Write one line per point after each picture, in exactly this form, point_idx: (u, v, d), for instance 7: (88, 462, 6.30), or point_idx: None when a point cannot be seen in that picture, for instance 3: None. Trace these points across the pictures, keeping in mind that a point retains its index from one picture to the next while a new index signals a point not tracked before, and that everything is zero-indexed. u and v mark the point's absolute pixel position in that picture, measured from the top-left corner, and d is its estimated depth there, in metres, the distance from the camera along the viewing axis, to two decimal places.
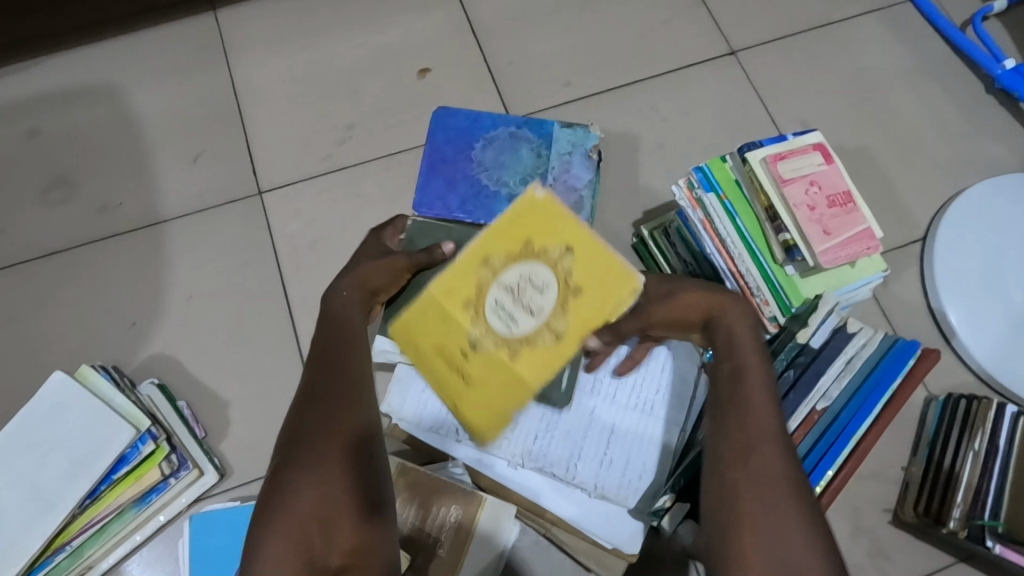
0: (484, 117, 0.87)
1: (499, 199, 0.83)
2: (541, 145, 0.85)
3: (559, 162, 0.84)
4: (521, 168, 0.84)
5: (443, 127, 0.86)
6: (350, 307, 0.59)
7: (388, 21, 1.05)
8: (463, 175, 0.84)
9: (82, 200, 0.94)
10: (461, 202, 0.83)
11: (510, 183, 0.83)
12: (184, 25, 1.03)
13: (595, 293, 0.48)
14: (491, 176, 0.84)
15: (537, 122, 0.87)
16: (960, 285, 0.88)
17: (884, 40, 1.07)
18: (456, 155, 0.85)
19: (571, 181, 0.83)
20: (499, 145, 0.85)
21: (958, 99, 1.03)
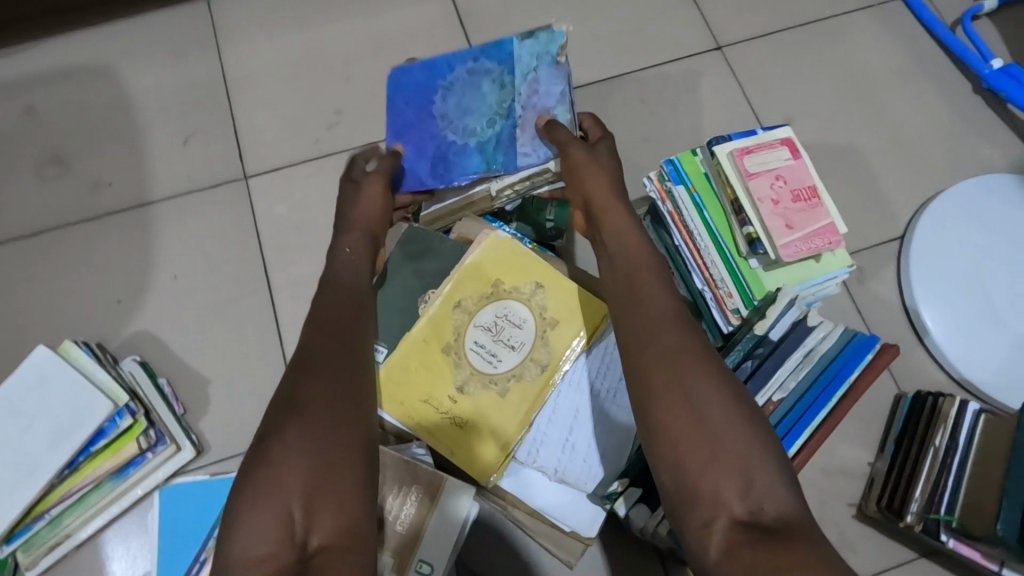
0: (438, 66, 0.77)
1: (472, 149, 0.73)
2: (503, 72, 0.75)
3: (526, 86, 0.73)
4: (485, 109, 0.74)
5: (400, 91, 0.78)
6: (358, 266, 0.69)
7: (378, 10, 1.06)
8: (431, 133, 0.75)
9: (75, 179, 0.96)
10: (433, 166, 0.74)
11: (480, 130, 0.73)
12: (178, 10, 1.05)
13: (562, 318, 0.69)
14: (461, 127, 0.74)
15: (495, 46, 0.76)
16: (939, 283, 0.88)
17: (874, 38, 1.06)
18: (420, 116, 0.77)
19: (542, 103, 0.72)
20: (461, 90, 0.76)
21: (945, 99, 1.03)
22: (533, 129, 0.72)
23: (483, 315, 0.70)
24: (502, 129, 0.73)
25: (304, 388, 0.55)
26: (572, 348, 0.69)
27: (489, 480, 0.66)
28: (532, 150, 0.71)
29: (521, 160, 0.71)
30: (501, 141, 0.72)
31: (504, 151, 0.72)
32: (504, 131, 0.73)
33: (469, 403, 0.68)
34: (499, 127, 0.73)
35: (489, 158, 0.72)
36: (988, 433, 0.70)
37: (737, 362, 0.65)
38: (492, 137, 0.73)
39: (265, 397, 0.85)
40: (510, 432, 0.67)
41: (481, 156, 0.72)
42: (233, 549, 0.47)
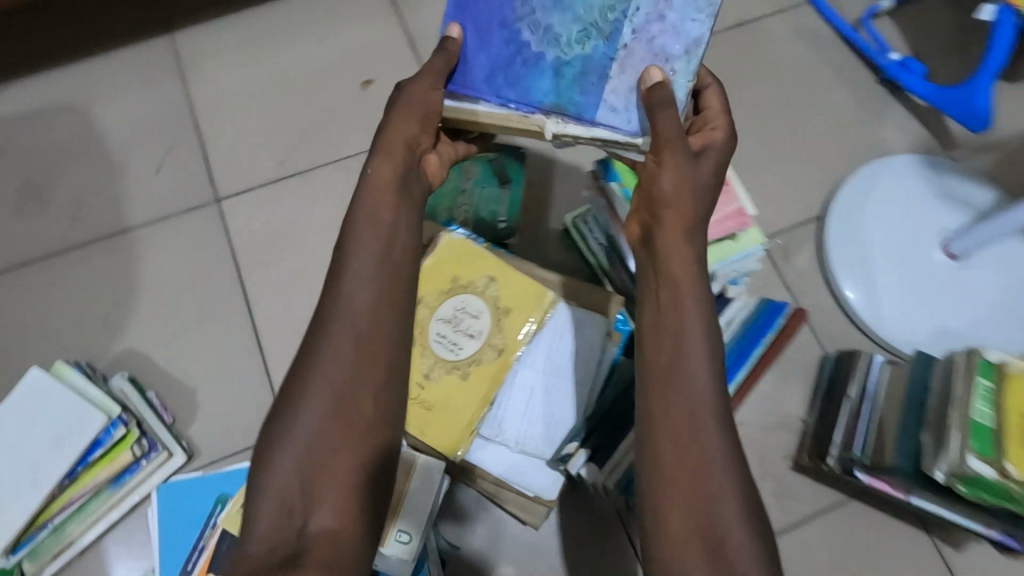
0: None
1: (547, 68, 0.59)
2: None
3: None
4: (584, 10, 0.58)
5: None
6: (383, 190, 0.56)
7: (333, 37, 1.13)
8: (498, 13, 0.59)
9: (54, 211, 1.01)
10: (492, 72, 0.60)
11: (567, 40, 0.59)
12: (145, 46, 1.11)
13: (514, 306, 0.77)
14: (543, 23, 0.59)
15: None
16: (853, 255, 0.99)
17: (788, 39, 1.17)
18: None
19: (661, 44, 0.57)
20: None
21: (853, 90, 1.14)
22: (634, 70, 0.58)
23: (445, 309, 0.78)
24: (597, 57, 0.58)
25: (316, 371, 0.51)
26: (525, 330, 0.77)
27: (457, 455, 0.74)
28: (622, 101, 0.58)
29: (602, 113, 0.58)
30: (587, 73, 0.58)
31: (588, 91, 0.58)
32: (597, 59, 0.58)
33: (436, 388, 0.75)
34: (590, 49, 0.58)
35: (561, 90, 0.59)
36: (891, 381, 0.80)
37: None
38: (577, 62, 0.58)
39: (248, 401, 0.92)
40: (474, 410, 0.75)
41: (554, 83, 0.59)
42: (248, 527, 0.47)
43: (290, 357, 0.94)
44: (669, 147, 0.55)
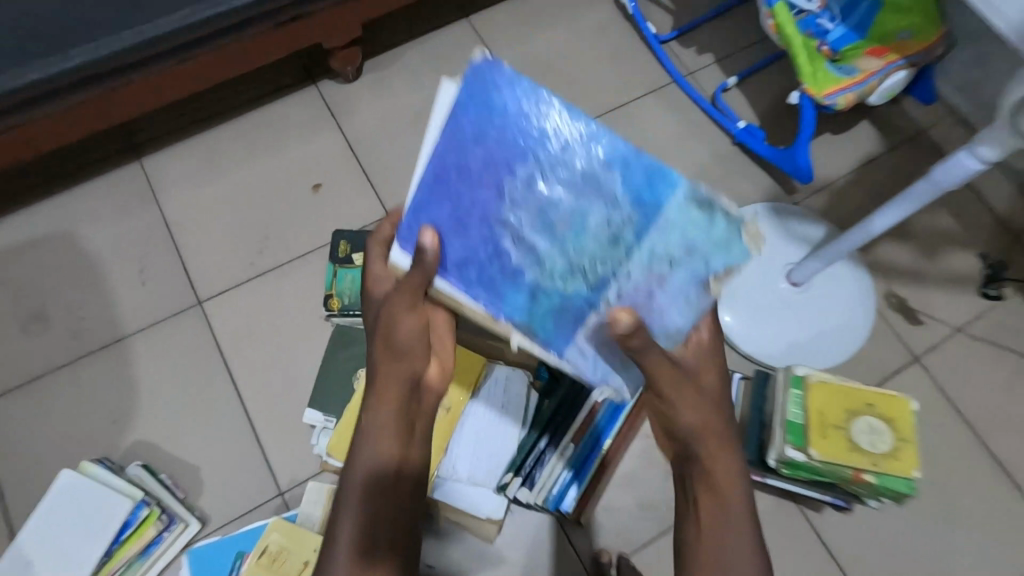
0: (551, 106, 0.53)
1: (525, 292, 0.60)
2: (633, 225, 0.55)
3: (649, 275, 0.57)
4: (576, 254, 0.57)
5: (475, 91, 0.54)
6: (389, 388, 0.67)
7: (283, 149, 1.34)
8: (481, 206, 0.57)
9: (55, 328, 1.18)
10: (465, 273, 0.60)
11: (548, 267, 0.58)
12: (117, 173, 1.29)
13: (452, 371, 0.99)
14: (528, 242, 0.57)
15: (652, 179, 0.54)
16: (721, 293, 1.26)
17: (658, 115, 1.44)
18: (484, 183, 0.56)
19: (646, 301, 0.58)
20: (563, 192, 0.55)
21: (715, 152, 1.41)
22: (612, 320, 0.60)
23: None
24: (575, 299, 0.59)
25: (340, 531, 0.65)
26: (463, 389, 0.99)
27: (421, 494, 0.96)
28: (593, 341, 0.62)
29: (573, 346, 0.62)
30: (562, 309, 0.60)
31: (558, 325, 0.61)
32: (575, 301, 0.59)
33: None
34: (576, 290, 0.58)
35: (534, 317, 0.60)
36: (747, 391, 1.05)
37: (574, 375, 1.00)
38: (557, 296, 0.59)
39: (246, 471, 1.10)
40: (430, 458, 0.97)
41: (526, 306, 0.60)
42: None
43: (277, 429, 1.13)
44: (674, 389, 0.64)
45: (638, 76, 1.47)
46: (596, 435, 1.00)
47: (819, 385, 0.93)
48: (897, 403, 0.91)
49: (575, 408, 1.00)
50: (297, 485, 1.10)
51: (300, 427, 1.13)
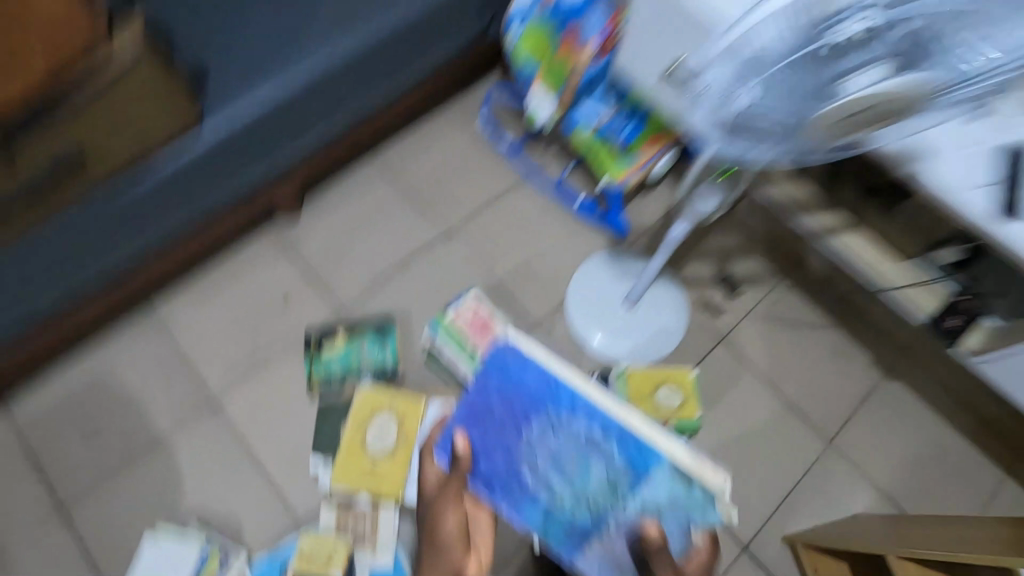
0: (558, 390, 1.06)
1: (548, 511, 1.05)
2: (627, 480, 1.00)
3: (634, 514, 0.99)
4: (586, 493, 1.03)
5: (504, 368, 1.10)
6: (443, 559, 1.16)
7: (253, 274, 1.80)
8: (512, 447, 1.09)
9: (109, 440, 1.60)
10: (500, 485, 1.10)
11: (561, 493, 1.05)
12: (130, 316, 1.72)
13: (407, 412, 1.52)
14: (546, 473, 1.06)
15: (637, 454, 0.99)
16: (586, 316, 1.82)
17: (523, 200, 1.99)
18: (515, 426, 1.09)
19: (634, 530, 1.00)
20: (572, 446, 1.04)
21: (565, 219, 1.97)
22: (613, 541, 1.02)
23: (372, 425, 1.50)
24: (582, 521, 1.03)
25: None
26: (415, 422, 1.51)
27: (400, 494, 1.46)
28: (598, 553, 1.03)
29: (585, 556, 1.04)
30: (572, 525, 1.04)
31: (568, 539, 1.04)
32: (582, 521, 1.03)
33: (380, 467, 1.48)
34: (585, 517, 1.03)
35: (551, 529, 1.05)
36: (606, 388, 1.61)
37: None
38: (568, 514, 1.04)
39: (272, 512, 1.55)
40: (402, 471, 1.48)
41: (542, 519, 1.06)
42: None
43: (288, 478, 1.58)
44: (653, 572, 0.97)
45: (505, 174, 2.01)
46: None
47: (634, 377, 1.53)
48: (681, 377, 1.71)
49: None
50: (311, 514, 1.55)
51: (305, 473, 1.58)
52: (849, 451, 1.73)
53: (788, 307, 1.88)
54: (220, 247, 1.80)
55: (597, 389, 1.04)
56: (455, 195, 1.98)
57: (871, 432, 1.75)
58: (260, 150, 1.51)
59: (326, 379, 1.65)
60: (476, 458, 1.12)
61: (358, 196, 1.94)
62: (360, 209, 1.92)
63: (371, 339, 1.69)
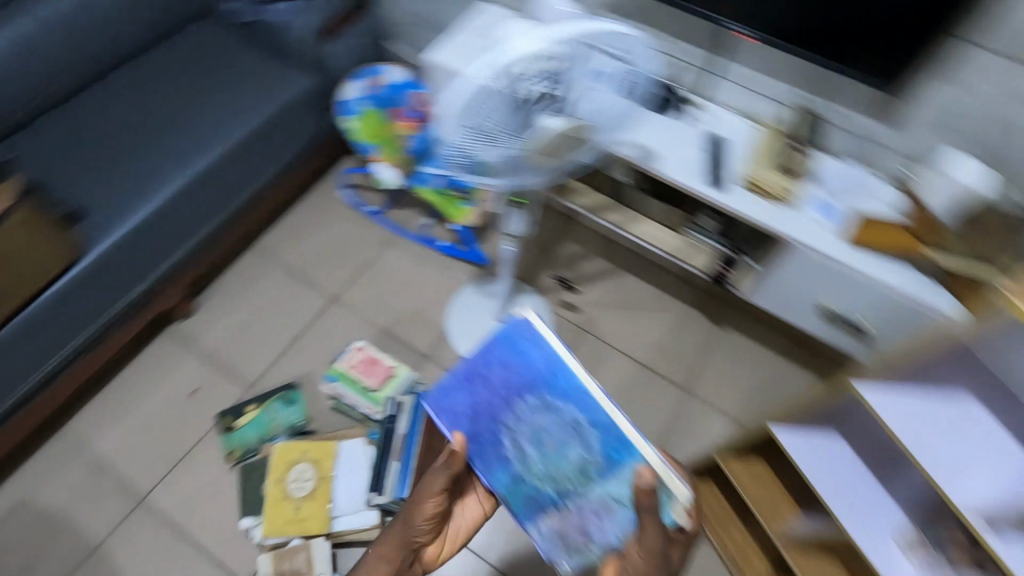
0: (560, 375, 1.08)
1: (518, 476, 1.10)
2: (598, 468, 1.04)
3: (596, 498, 1.05)
4: (560, 472, 1.07)
5: (513, 343, 1.11)
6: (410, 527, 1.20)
7: (160, 377, 1.97)
8: (497, 414, 1.12)
9: (44, 561, 1.68)
10: (475, 443, 1.13)
11: (534, 465, 1.09)
12: (47, 444, 1.84)
13: (321, 454, 1.73)
14: (524, 445, 1.10)
15: (617, 448, 1.03)
16: (465, 338, 2.10)
17: (394, 255, 2.28)
18: (506, 398, 1.12)
19: (591, 513, 1.05)
20: (556, 427, 1.08)
21: (434, 263, 2.28)
22: (566, 520, 1.06)
23: (291, 474, 1.70)
24: (545, 494, 1.08)
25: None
26: (330, 461, 1.72)
27: (328, 526, 1.64)
28: (549, 525, 1.07)
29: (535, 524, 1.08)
30: (534, 495, 1.08)
31: (528, 507, 1.08)
32: (545, 493, 1.08)
33: (305, 508, 1.66)
34: (547, 490, 1.08)
35: (513, 492, 1.10)
36: None
37: (385, 427, 1.74)
38: (534, 484, 1.09)
39: None
40: (326, 506, 1.67)
41: (509, 482, 1.10)
42: None
43: (225, 548, 1.71)
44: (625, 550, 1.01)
45: (375, 238, 2.32)
46: (408, 453, 1.69)
47: None
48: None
49: (391, 444, 1.71)
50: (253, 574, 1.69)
51: (240, 539, 1.72)
52: (703, 393, 2.09)
53: (632, 291, 2.27)
54: (124, 360, 1.98)
55: (596, 385, 1.07)
56: (334, 265, 2.25)
57: (717, 375, 2.13)
58: (145, 262, 1.76)
59: (245, 449, 1.82)
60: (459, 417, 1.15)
61: (247, 286, 2.17)
62: (251, 296, 2.15)
63: (280, 404, 1.90)
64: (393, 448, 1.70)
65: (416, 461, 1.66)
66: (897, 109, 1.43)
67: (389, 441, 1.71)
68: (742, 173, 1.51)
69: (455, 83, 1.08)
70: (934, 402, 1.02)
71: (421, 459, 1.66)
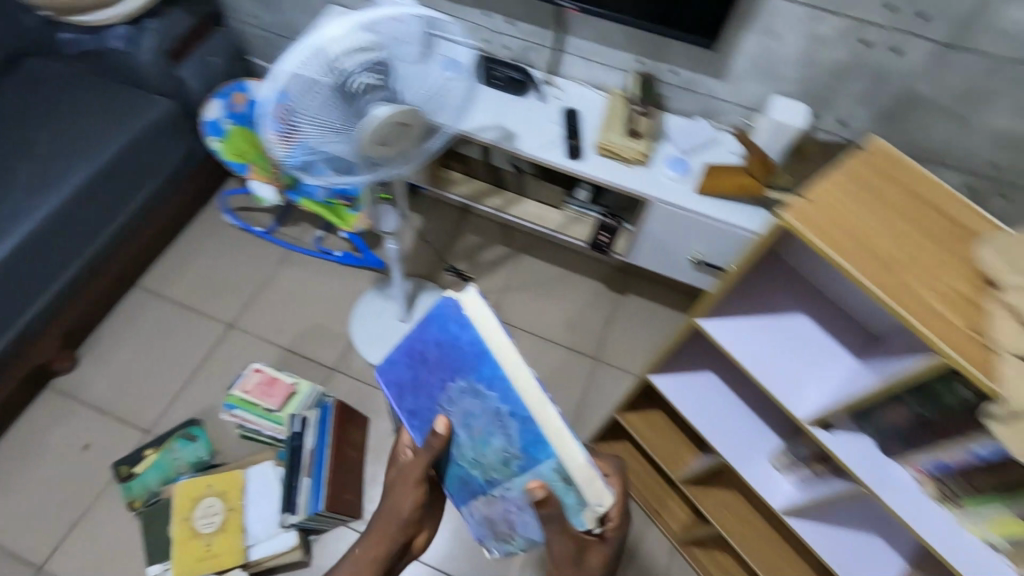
0: (488, 360, 0.96)
1: (453, 458, 1.07)
2: (520, 462, 0.95)
3: (517, 492, 0.98)
4: (485, 461, 1.01)
5: (442, 323, 1.01)
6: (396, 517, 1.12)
7: (46, 437, 1.85)
8: (434, 393, 1.08)
9: None
10: (416, 420, 1.12)
11: (464, 449, 1.04)
12: None
13: (227, 484, 1.67)
14: (456, 427, 1.04)
15: (534, 443, 0.92)
16: (371, 344, 2.08)
17: (290, 272, 2.23)
18: (441, 378, 1.05)
19: (513, 504, 1.00)
20: (481, 415, 0.98)
21: (332, 274, 2.24)
22: (492, 507, 1.04)
23: (198, 510, 1.63)
24: (474, 479, 1.05)
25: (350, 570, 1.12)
26: (238, 489, 1.68)
27: (244, 556, 1.60)
28: (480, 510, 1.06)
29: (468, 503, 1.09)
30: (467, 478, 1.06)
31: (462, 488, 1.08)
32: (475, 478, 1.05)
33: (216, 542, 1.60)
34: (475, 474, 1.04)
35: (451, 470, 1.10)
36: None
37: (292, 444, 1.70)
38: (466, 467, 1.06)
39: None
40: (239, 535, 1.62)
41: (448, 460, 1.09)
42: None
43: None
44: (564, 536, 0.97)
45: (267, 257, 2.26)
46: (317, 467, 1.65)
47: None
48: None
49: (300, 461, 1.67)
50: None
51: None
52: (613, 359, 2.16)
53: (533, 272, 2.32)
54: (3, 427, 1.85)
55: (525, 374, 0.94)
56: (226, 292, 2.17)
57: (623, 339, 2.20)
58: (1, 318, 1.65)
59: (148, 493, 1.74)
60: (404, 394, 1.13)
61: (133, 327, 2.07)
62: (140, 335, 2.05)
63: (180, 440, 1.82)
64: (301, 464, 1.66)
65: (326, 473, 1.64)
66: (722, 63, 1.53)
67: (297, 459, 1.67)
68: (596, 141, 1.58)
69: (269, 80, 1.05)
70: (761, 321, 1.10)
71: (331, 470, 1.64)
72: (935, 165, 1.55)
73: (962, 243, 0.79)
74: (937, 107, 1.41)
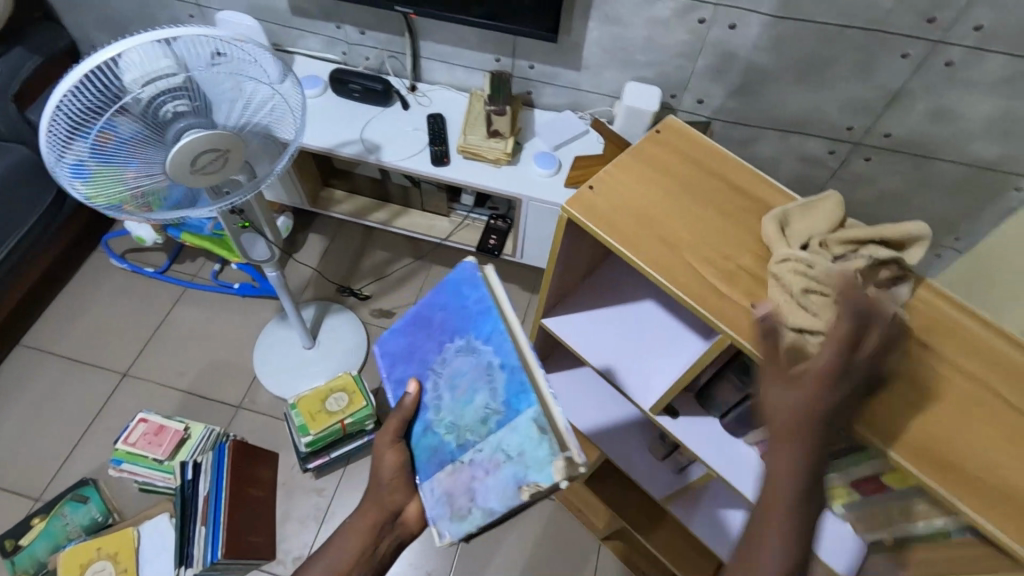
0: (490, 315, 0.86)
1: (428, 425, 0.89)
2: (499, 417, 0.79)
3: (487, 454, 0.80)
4: (462, 422, 0.84)
5: (454, 288, 0.91)
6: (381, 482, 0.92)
7: None
8: (424, 360, 0.93)
9: None
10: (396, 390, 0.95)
11: (445, 413, 0.88)
12: None
13: (119, 545, 1.59)
14: (441, 389, 0.89)
15: (517, 391, 0.78)
16: (275, 375, 2.00)
17: (187, 311, 2.14)
18: (437, 340, 0.92)
19: (476, 473, 0.80)
20: (469, 371, 0.85)
21: (233, 307, 2.16)
22: (454, 480, 0.82)
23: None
24: (445, 446, 0.86)
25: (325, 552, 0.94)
26: (132, 548, 1.59)
27: None
28: (442, 491, 0.83)
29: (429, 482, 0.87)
30: (438, 447, 0.87)
31: (429, 460, 0.88)
32: (445, 445, 0.86)
33: None
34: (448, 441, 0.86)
35: (421, 445, 0.90)
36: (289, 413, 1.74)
37: (185, 494, 1.61)
38: (439, 434, 0.87)
39: None
40: None
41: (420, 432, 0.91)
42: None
43: None
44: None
45: (162, 298, 2.15)
46: (214, 513, 1.57)
47: (302, 398, 1.73)
48: (345, 380, 1.78)
49: (194, 510, 1.60)
50: None
51: None
52: None
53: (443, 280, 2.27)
54: None
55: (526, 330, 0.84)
56: (119, 340, 2.06)
57: None
58: None
59: (36, 566, 1.62)
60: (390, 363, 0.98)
61: (18, 390, 1.95)
62: (28, 395, 1.94)
63: (70, 505, 1.70)
64: (196, 513, 1.59)
65: (223, 519, 1.55)
66: (575, 53, 1.51)
67: (191, 508, 1.60)
68: (459, 144, 1.54)
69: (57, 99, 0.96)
70: (607, 312, 1.10)
71: (228, 515, 1.56)
72: (798, 134, 1.57)
73: (752, 217, 0.84)
74: (783, 76, 1.43)
